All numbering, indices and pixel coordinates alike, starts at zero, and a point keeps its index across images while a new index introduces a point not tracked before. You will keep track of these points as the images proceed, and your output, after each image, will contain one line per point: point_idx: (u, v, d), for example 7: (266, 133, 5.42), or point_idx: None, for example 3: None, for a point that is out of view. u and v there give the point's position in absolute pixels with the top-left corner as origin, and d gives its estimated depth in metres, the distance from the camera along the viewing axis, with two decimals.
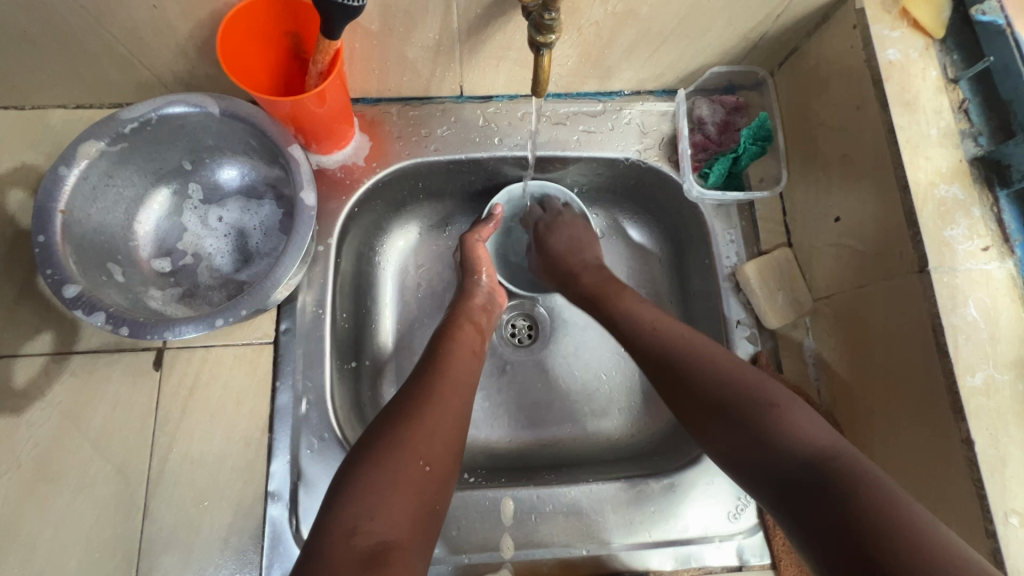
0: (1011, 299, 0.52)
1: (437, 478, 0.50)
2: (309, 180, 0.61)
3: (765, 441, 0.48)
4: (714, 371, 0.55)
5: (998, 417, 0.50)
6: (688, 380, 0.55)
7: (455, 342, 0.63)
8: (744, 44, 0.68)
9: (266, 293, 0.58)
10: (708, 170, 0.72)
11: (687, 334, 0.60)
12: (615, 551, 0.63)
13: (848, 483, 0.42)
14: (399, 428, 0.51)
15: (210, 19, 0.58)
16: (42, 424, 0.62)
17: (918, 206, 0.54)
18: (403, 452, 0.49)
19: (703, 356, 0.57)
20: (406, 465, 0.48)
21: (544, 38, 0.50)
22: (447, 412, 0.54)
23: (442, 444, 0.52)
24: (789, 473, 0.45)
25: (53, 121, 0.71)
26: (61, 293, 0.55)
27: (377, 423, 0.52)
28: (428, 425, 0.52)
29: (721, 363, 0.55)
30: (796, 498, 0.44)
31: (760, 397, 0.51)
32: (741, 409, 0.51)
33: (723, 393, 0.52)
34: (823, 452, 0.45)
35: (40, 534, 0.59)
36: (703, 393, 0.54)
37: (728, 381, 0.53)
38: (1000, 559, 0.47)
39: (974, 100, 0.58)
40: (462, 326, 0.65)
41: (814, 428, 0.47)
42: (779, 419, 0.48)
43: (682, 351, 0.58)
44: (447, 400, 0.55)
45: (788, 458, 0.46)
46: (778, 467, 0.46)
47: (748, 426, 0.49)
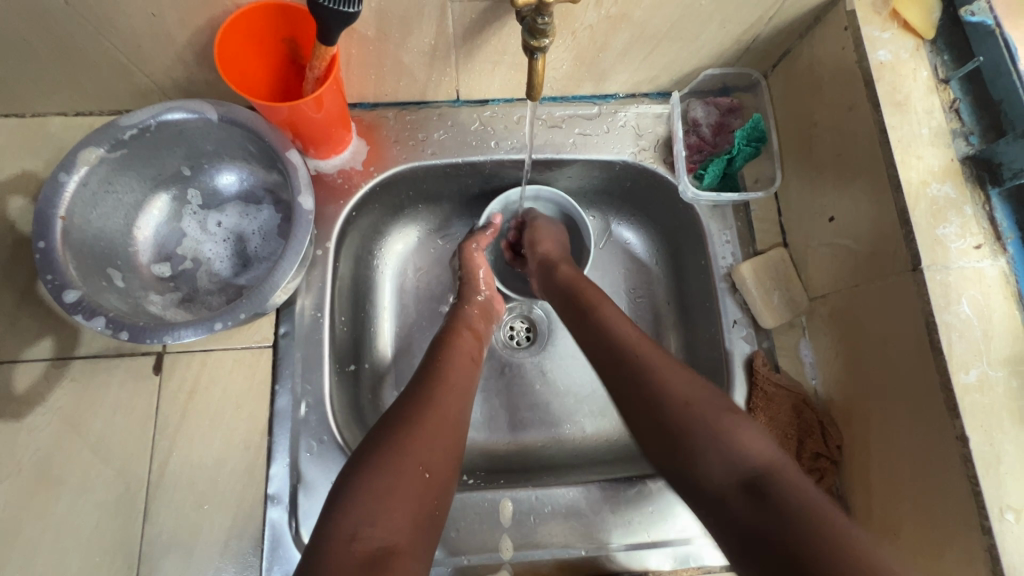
0: (1004, 296, 0.53)
1: (437, 483, 0.50)
2: (307, 184, 0.61)
3: (716, 454, 0.49)
4: (665, 379, 0.55)
5: (993, 413, 0.50)
6: (643, 384, 0.55)
7: (450, 350, 0.63)
8: (738, 46, 0.69)
9: (265, 296, 0.59)
10: (703, 171, 0.73)
11: (643, 340, 0.60)
12: (613, 552, 0.63)
13: (795, 506, 0.44)
14: (399, 431, 0.51)
15: (208, 26, 0.58)
16: (43, 429, 0.62)
17: (911, 205, 0.55)
18: (403, 458, 0.49)
19: (652, 360, 0.57)
20: (407, 471, 0.49)
21: (538, 43, 0.51)
22: (447, 417, 0.54)
23: (441, 451, 0.52)
24: (735, 489, 0.47)
25: (53, 129, 0.72)
26: (61, 298, 0.56)
27: (378, 429, 0.52)
28: (427, 432, 0.52)
29: (675, 368, 0.56)
30: (742, 517, 0.45)
31: (710, 410, 0.52)
32: (694, 420, 0.51)
33: (680, 398, 0.53)
34: (768, 472, 0.47)
35: (41, 538, 0.60)
36: (657, 399, 0.54)
37: (685, 389, 0.54)
38: (995, 555, 0.47)
39: (965, 100, 0.59)
40: (456, 335, 0.65)
41: (759, 445, 0.49)
42: (723, 434, 0.50)
43: (638, 352, 0.58)
44: (444, 406, 0.55)
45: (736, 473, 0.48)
46: (726, 485, 0.48)
47: (696, 439, 0.50)
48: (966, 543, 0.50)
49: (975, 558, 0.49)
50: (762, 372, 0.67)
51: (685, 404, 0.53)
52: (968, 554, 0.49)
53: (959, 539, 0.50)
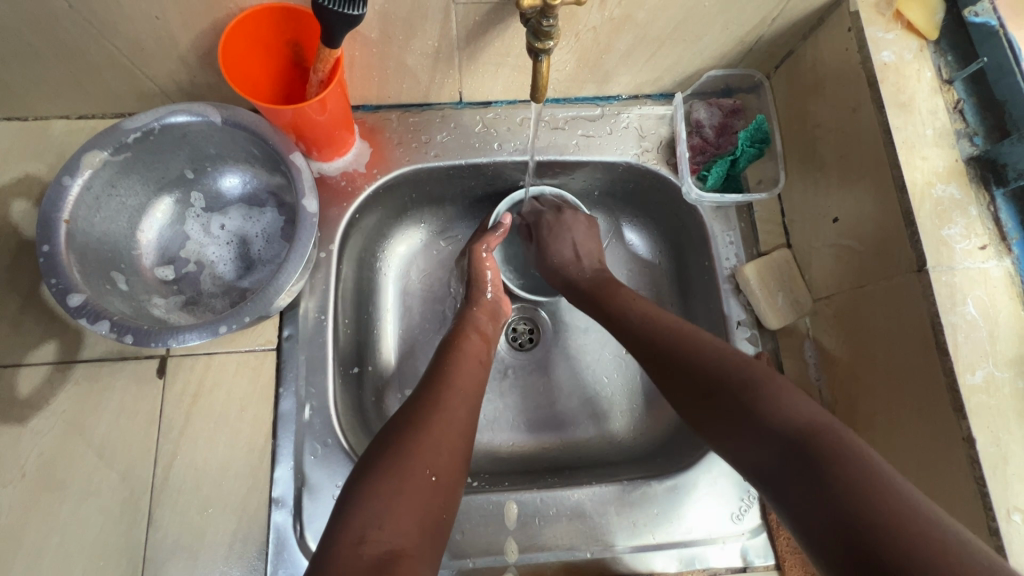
0: (1009, 297, 0.53)
1: (444, 486, 0.50)
2: (311, 187, 0.61)
3: (754, 423, 0.47)
4: (701, 357, 0.55)
5: (999, 413, 0.50)
6: (682, 364, 0.56)
7: (456, 356, 0.62)
8: (741, 47, 0.69)
9: (270, 299, 0.59)
10: (707, 172, 0.73)
11: (682, 325, 0.60)
12: (619, 554, 0.63)
13: (834, 462, 0.41)
14: (406, 436, 0.51)
15: (212, 30, 0.58)
16: (46, 433, 0.62)
17: (916, 206, 0.55)
18: (410, 460, 0.49)
19: (689, 341, 0.57)
20: (414, 474, 0.48)
21: (543, 45, 0.51)
22: (453, 422, 0.54)
23: (448, 455, 0.52)
24: (775, 455, 0.44)
25: (56, 132, 0.72)
26: (65, 301, 0.55)
27: (384, 434, 0.52)
28: (434, 436, 0.52)
29: (711, 347, 0.56)
30: (784, 485, 0.43)
31: (747, 380, 0.50)
32: (733, 390, 0.50)
33: (714, 375, 0.53)
34: (806, 432, 0.44)
35: (45, 542, 0.59)
36: (697, 375, 0.54)
37: (724, 364, 0.53)
38: (1003, 557, 0.47)
39: (968, 100, 0.59)
40: (462, 340, 0.65)
41: (800, 406, 0.46)
42: (760, 401, 0.48)
43: (675, 334, 0.59)
44: (451, 411, 0.55)
45: (775, 439, 0.45)
46: (767, 453, 0.45)
47: (734, 410, 0.49)
48: None
49: None
50: None
51: (721, 378, 0.52)
52: None
53: None
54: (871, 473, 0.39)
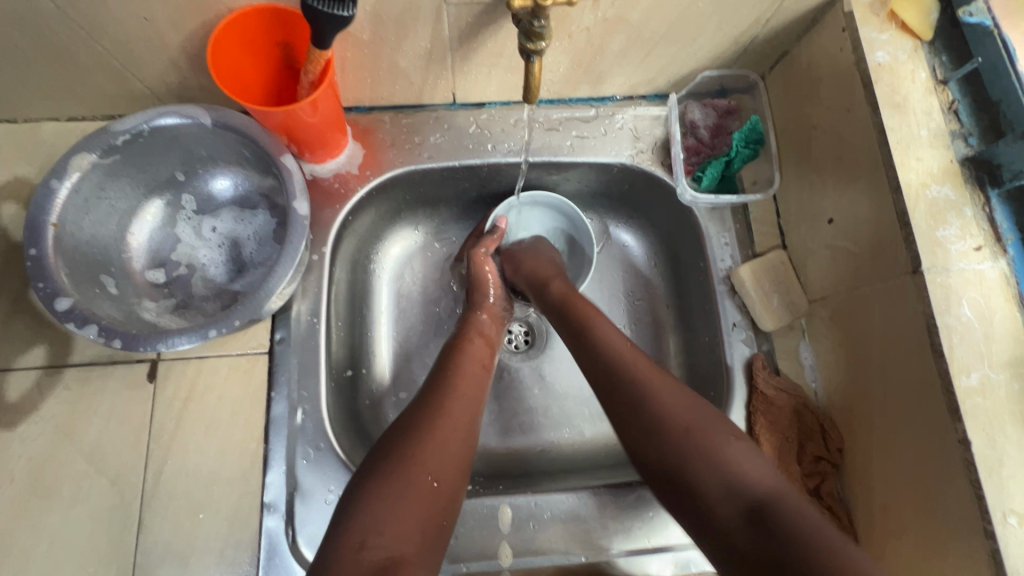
0: (1004, 298, 0.52)
1: (446, 492, 0.50)
2: (302, 189, 0.61)
3: (720, 480, 0.50)
4: (663, 404, 0.55)
5: (995, 415, 0.49)
6: (645, 407, 0.55)
7: (461, 358, 0.62)
8: (735, 48, 0.68)
9: (261, 303, 0.58)
10: (701, 173, 0.73)
11: (638, 357, 0.60)
12: (614, 558, 0.63)
13: (797, 529, 0.45)
14: (410, 439, 0.51)
15: (202, 31, 0.58)
16: (36, 438, 0.62)
17: (910, 207, 0.55)
18: (411, 466, 0.49)
19: (654, 383, 0.57)
20: (415, 480, 0.48)
21: (534, 46, 0.51)
22: (456, 424, 0.54)
23: (451, 461, 0.51)
24: (738, 516, 0.48)
25: (46, 134, 0.71)
26: (53, 306, 0.55)
27: (387, 436, 0.52)
28: (437, 439, 0.51)
29: (668, 390, 0.57)
30: (746, 545, 0.47)
31: (710, 435, 0.52)
32: (698, 443, 0.52)
33: (677, 422, 0.54)
34: (769, 497, 0.48)
35: (35, 549, 0.59)
36: (662, 422, 0.54)
37: (689, 414, 0.54)
38: (999, 560, 0.47)
39: (963, 100, 0.59)
40: (466, 342, 0.65)
41: (757, 468, 0.51)
42: (726, 459, 0.51)
43: (638, 373, 0.58)
44: (455, 414, 0.55)
45: (740, 499, 0.49)
46: (730, 511, 0.49)
47: (700, 464, 0.51)
48: (969, 548, 0.49)
49: (978, 563, 0.48)
50: (762, 375, 0.67)
51: (688, 428, 0.53)
52: (971, 559, 0.49)
53: (961, 544, 0.50)
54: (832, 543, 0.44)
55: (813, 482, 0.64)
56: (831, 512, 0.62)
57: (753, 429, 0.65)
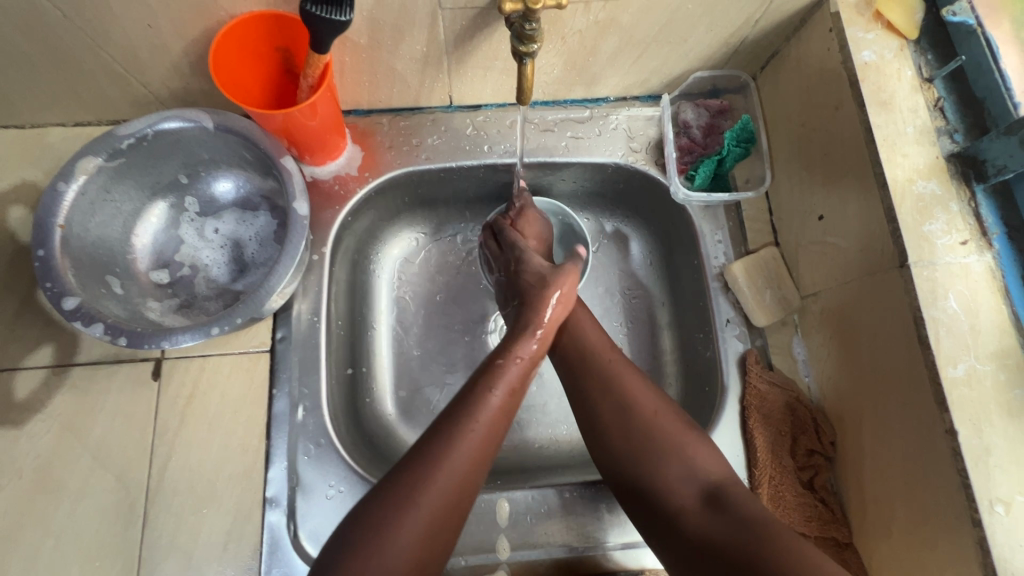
0: (990, 291, 0.53)
1: (433, 561, 0.47)
2: (302, 190, 0.62)
3: (677, 465, 0.54)
4: (633, 391, 0.58)
5: (981, 406, 0.50)
6: (614, 395, 0.58)
7: (479, 412, 0.52)
8: (726, 48, 0.70)
9: (261, 301, 0.60)
10: (694, 172, 0.74)
11: (605, 349, 0.62)
12: (609, 550, 0.64)
13: (745, 514, 0.50)
14: (387, 521, 0.46)
15: (204, 37, 0.60)
16: (42, 435, 0.63)
17: (897, 203, 0.56)
18: (395, 547, 0.45)
19: (624, 373, 0.60)
20: (398, 559, 0.45)
21: (527, 48, 0.53)
22: (458, 489, 0.49)
23: (443, 530, 0.48)
24: (691, 498, 0.52)
25: (53, 139, 0.73)
26: (60, 305, 0.56)
27: (365, 512, 0.47)
28: (432, 509, 0.47)
29: (631, 383, 0.59)
30: (699, 525, 0.51)
31: (672, 424, 0.56)
32: (660, 431, 0.55)
33: (639, 415, 0.56)
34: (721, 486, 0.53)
35: (43, 543, 0.60)
36: (629, 410, 0.57)
37: (654, 403, 0.57)
38: (986, 548, 0.47)
39: (949, 98, 0.60)
40: (487, 392, 0.54)
41: (712, 458, 0.55)
42: (685, 447, 0.55)
43: (612, 365, 0.60)
44: (456, 474, 0.49)
45: (695, 484, 0.53)
46: (684, 494, 0.53)
47: (662, 449, 0.55)
48: (957, 537, 0.50)
49: (966, 551, 0.49)
50: (755, 370, 0.68)
51: (653, 417, 0.56)
52: (959, 548, 0.50)
53: (950, 533, 0.51)
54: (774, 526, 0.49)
55: (806, 475, 0.64)
56: (824, 504, 0.63)
57: (747, 423, 0.66)
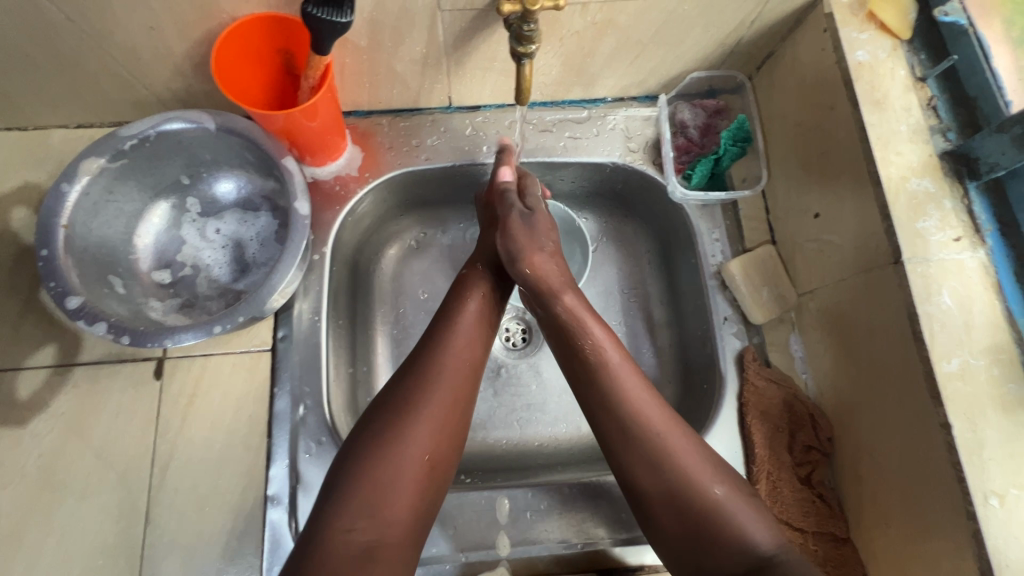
0: (984, 286, 0.54)
1: (438, 471, 0.53)
2: (303, 190, 0.63)
3: (729, 538, 0.48)
4: (682, 450, 0.53)
5: (975, 400, 0.51)
6: (663, 460, 0.52)
7: (461, 324, 0.61)
8: (722, 49, 0.70)
9: (263, 300, 0.60)
10: (691, 171, 0.75)
11: (659, 411, 0.55)
12: (608, 547, 0.65)
13: None
14: (394, 423, 0.52)
15: (206, 39, 0.60)
16: (46, 435, 0.64)
17: (891, 200, 0.56)
18: (402, 453, 0.51)
19: (673, 439, 0.53)
20: (406, 464, 0.51)
21: (525, 49, 0.53)
22: (451, 402, 0.55)
23: (445, 445, 0.54)
24: (741, 570, 0.47)
25: (55, 141, 0.74)
26: (64, 304, 0.57)
27: (370, 419, 0.53)
28: (431, 418, 0.53)
29: (682, 442, 0.53)
30: None
31: (731, 498, 0.50)
32: (713, 507, 0.50)
33: (687, 478, 0.51)
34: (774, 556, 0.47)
35: (46, 541, 0.61)
36: (681, 485, 0.51)
37: (711, 476, 0.52)
38: (981, 540, 0.48)
39: (942, 97, 0.61)
40: (463, 303, 0.63)
41: (765, 528, 0.49)
42: (739, 522, 0.49)
43: (658, 427, 0.54)
44: (449, 384, 0.56)
45: (746, 560, 0.47)
46: (732, 563, 0.48)
47: (713, 520, 0.49)
48: (952, 530, 0.50)
49: (962, 544, 0.49)
50: (753, 367, 0.68)
51: (706, 492, 0.50)
52: (955, 541, 0.50)
53: (946, 526, 0.51)
54: None
55: (804, 471, 0.65)
56: (822, 500, 0.64)
57: (745, 419, 0.66)
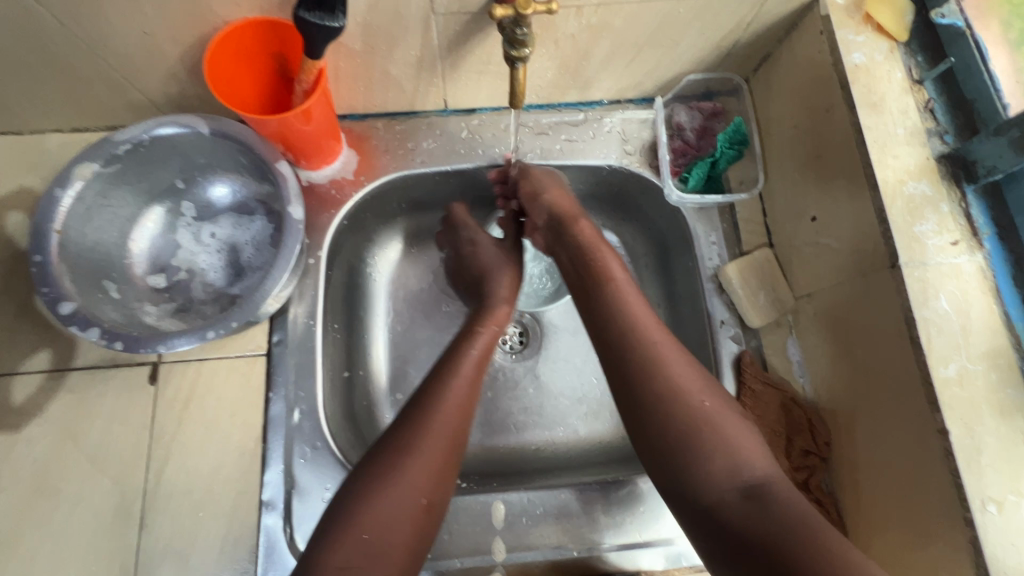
0: (981, 291, 0.54)
1: (436, 508, 0.52)
2: (297, 195, 0.63)
3: (720, 458, 0.51)
4: (683, 374, 0.55)
5: (973, 406, 0.51)
6: (663, 379, 0.55)
7: (461, 364, 0.61)
8: (718, 52, 0.70)
9: (257, 305, 0.60)
10: (687, 174, 0.75)
11: (662, 332, 0.59)
12: (605, 552, 0.64)
13: (790, 512, 0.46)
14: (393, 463, 0.52)
15: (199, 43, 0.60)
16: (40, 440, 0.63)
17: (888, 204, 0.56)
18: (402, 491, 0.50)
19: (671, 356, 0.57)
20: (407, 502, 0.50)
21: (518, 53, 0.53)
22: (447, 441, 0.55)
23: (441, 481, 0.53)
24: (733, 495, 0.49)
25: (50, 145, 0.74)
26: (57, 310, 0.57)
27: (367, 460, 0.53)
28: (427, 458, 0.53)
29: (683, 363, 0.56)
30: (737, 518, 0.48)
31: (721, 414, 0.54)
32: (704, 425, 0.53)
33: (688, 401, 0.54)
34: (765, 481, 0.50)
35: (40, 547, 0.61)
36: (677, 395, 0.54)
37: (702, 390, 0.55)
38: (978, 547, 0.47)
39: (939, 100, 0.60)
40: (468, 347, 0.63)
41: (757, 452, 0.52)
42: (731, 439, 0.52)
43: (664, 346, 0.57)
44: (446, 424, 0.55)
45: (735, 481, 0.50)
46: (723, 485, 0.50)
47: (705, 443, 0.52)
48: (949, 537, 0.50)
49: (960, 551, 0.49)
50: (750, 371, 0.68)
51: (700, 405, 0.54)
52: (952, 548, 0.50)
53: (943, 534, 0.51)
54: (817, 523, 0.46)
55: (801, 476, 0.64)
56: (820, 505, 0.63)
57: None
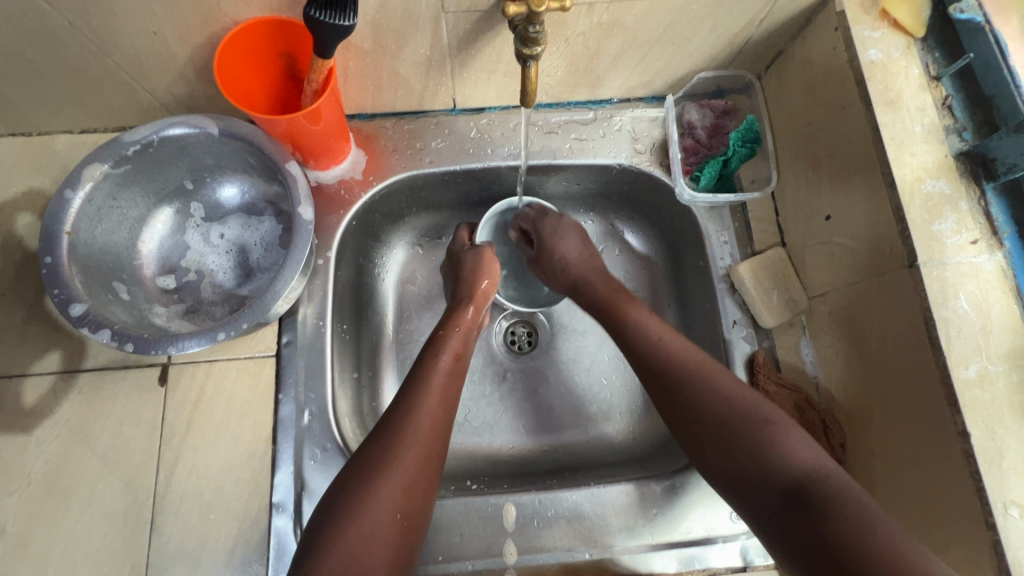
0: (1001, 290, 0.53)
1: (413, 522, 0.52)
2: (307, 195, 0.62)
3: (756, 468, 0.50)
4: (702, 388, 0.55)
5: (994, 408, 0.50)
6: (681, 402, 0.55)
7: (432, 376, 0.60)
8: (730, 49, 0.69)
9: (267, 306, 0.59)
10: (699, 173, 0.74)
11: (674, 350, 0.58)
12: (618, 554, 0.63)
13: (836, 513, 0.44)
14: (368, 482, 0.51)
15: (208, 44, 0.60)
16: (51, 441, 0.63)
17: (906, 202, 0.55)
18: (377, 509, 0.49)
19: (686, 375, 0.56)
20: (382, 520, 0.49)
21: (530, 51, 0.52)
22: (421, 454, 0.54)
23: (420, 495, 0.53)
24: (778, 499, 0.48)
25: (60, 146, 0.74)
26: (68, 311, 0.57)
27: (344, 476, 0.52)
28: (401, 474, 0.52)
29: (700, 378, 0.55)
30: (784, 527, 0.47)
31: (748, 421, 0.51)
32: (729, 437, 0.51)
33: (710, 417, 0.53)
34: (810, 478, 0.47)
35: (51, 549, 0.60)
36: (696, 414, 0.54)
37: (718, 402, 0.53)
38: (1001, 552, 0.47)
39: (957, 96, 0.59)
40: (435, 358, 0.62)
41: (805, 448, 0.49)
42: (765, 443, 0.50)
43: (676, 363, 0.57)
44: (417, 439, 0.54)
45: (778, 486, 0.48)
46: (768, 494, 0.49)
47: (738, 454, 0.51)
48: (971, 541, 0.49)
49: (981, 555, 0.48)
50: (763, 372, 0.67)
51: (719, 419, 0.52)
52: (974, 552, 0.49)
53: (965, 538, 0.50)
54: (862, 519, 0.43)
55: None
56: None
57: None
